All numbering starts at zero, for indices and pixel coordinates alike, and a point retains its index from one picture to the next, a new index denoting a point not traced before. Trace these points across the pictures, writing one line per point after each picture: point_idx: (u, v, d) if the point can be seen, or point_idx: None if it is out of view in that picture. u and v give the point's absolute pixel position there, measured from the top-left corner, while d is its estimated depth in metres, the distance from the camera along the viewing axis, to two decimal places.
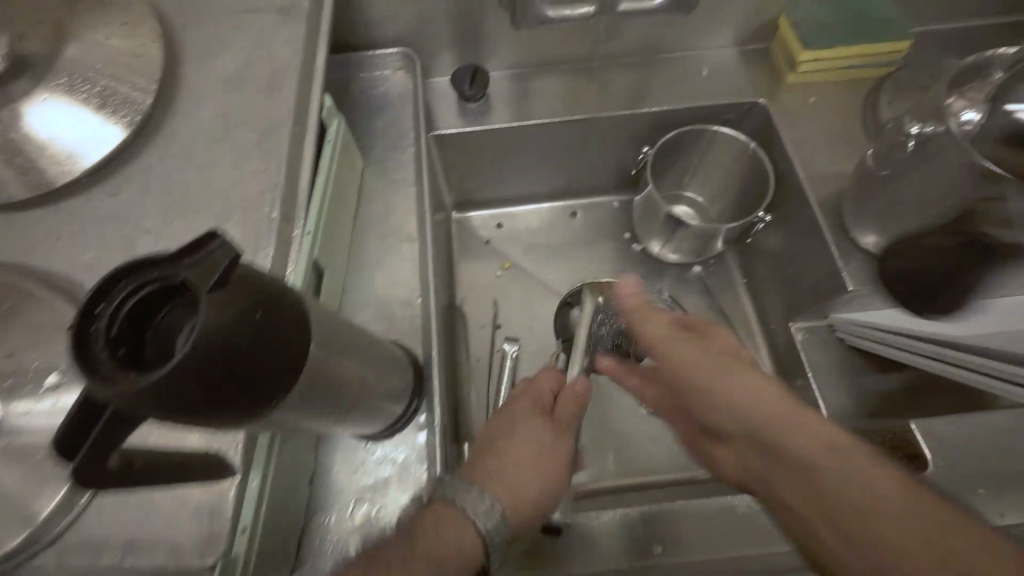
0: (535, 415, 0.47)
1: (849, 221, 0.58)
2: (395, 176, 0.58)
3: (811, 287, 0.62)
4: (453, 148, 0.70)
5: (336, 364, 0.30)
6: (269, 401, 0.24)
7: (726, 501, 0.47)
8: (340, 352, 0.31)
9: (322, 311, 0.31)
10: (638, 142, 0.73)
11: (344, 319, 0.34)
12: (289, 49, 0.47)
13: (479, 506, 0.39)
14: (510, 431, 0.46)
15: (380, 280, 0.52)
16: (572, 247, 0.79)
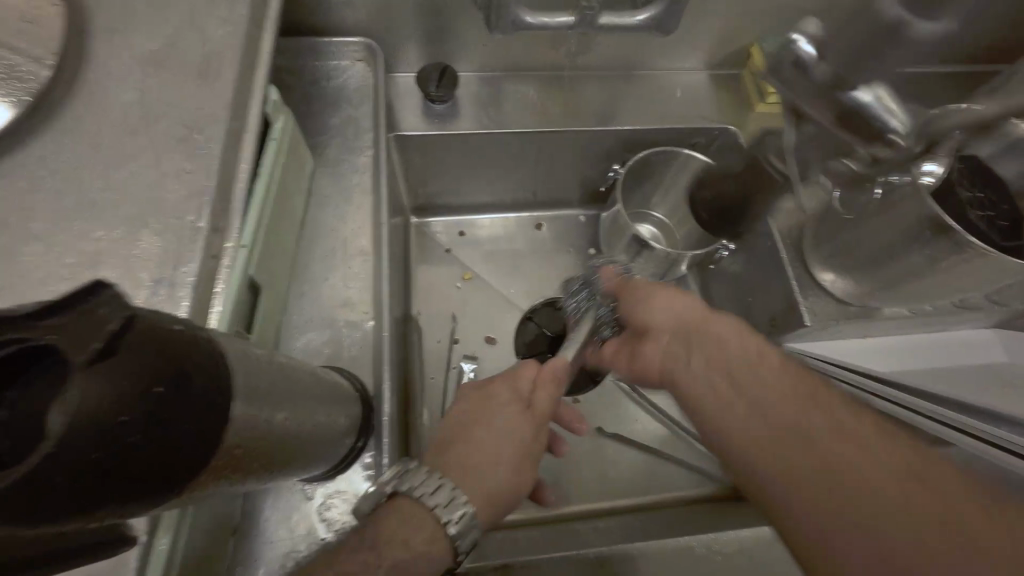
0: (511, 398, 0.43)
1: (807, 255, 0.59)
2: (349, 181, 0.53)
3: (767, 317, 0.63)
4: (414, 150, 0.66)
5: (270, 418, 0.26)
6: (177, 487, 0.19)
7: (681, 542, 0.46)
8: (275, 403, 0.27)
9: (253, 353, 0.26)
10: (607, 158, 0.71)
11: (280, 359, 0.30)
12: (226, 30, 0.40)
13: (441, 497, 0.36)
14: (484, 422, 0.41)
15: (329, 298, 0.47)
16: (535, 260, 0.76)
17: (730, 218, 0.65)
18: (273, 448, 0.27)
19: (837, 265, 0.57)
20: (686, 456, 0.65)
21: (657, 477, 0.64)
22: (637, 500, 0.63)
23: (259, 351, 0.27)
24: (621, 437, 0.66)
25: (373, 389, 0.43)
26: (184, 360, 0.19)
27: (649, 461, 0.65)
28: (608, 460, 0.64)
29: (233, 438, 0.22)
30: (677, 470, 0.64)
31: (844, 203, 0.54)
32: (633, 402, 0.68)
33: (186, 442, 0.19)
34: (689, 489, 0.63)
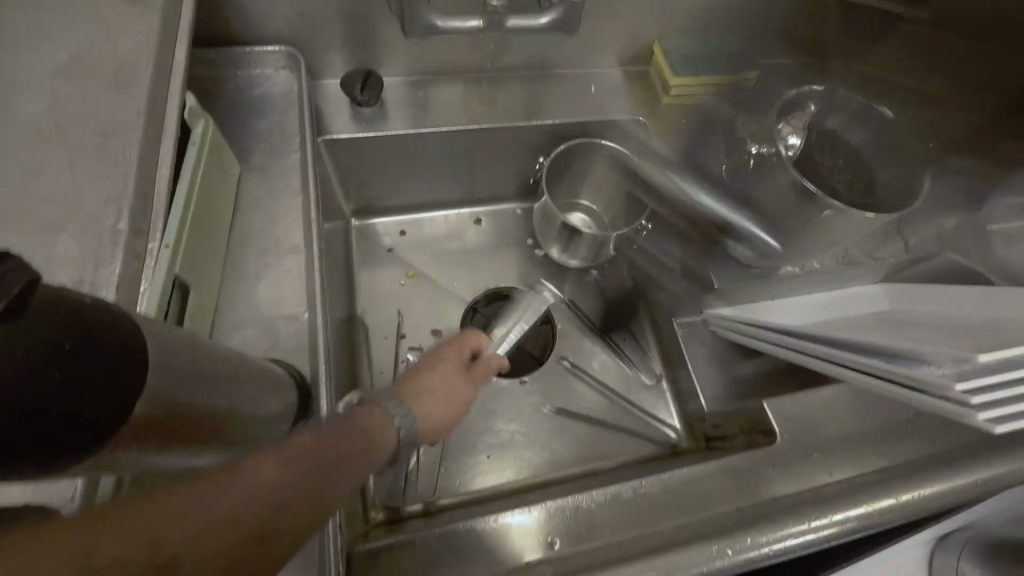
0: (454, 357, 0.53)
1: (713, 227, 0.65)
2: (277, 183, 0.54)
3: (687, 287, 0.69)
4: (347, 154, 0.68)
5: (194, 391, 0.28)
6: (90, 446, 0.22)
7: (614, 492, 0.49)
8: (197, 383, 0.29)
9: (175, 334, 0.29)
10: (535, 152, 0.76)
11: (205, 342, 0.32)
12: (137, 40, 0.42)
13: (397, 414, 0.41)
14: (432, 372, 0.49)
15: (262, 294, 0.48)
16: (477, 253, 0.81)
17: (647, 201, 0.71)
18: (194, 421, 0.29)
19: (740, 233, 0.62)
20: (626, 422, 0.71)
21: (602, 444, 0.69)
22: (579, 468, 0.67)
23: (181, 333, 0.29)
24: (567, 411, 0.71)
25: (309, 376, 0.45)
26: (99, 329, 0.22)
27: (596, 432, 0.70)
28: (554, 433, 0.69)
29: (155, 404, 0.25)
30: (618, 436, 0.70)
31: None
32: (573, 377, 0.73)
33: (101, 401, 0.21)
34: (631, 452, 0.69)
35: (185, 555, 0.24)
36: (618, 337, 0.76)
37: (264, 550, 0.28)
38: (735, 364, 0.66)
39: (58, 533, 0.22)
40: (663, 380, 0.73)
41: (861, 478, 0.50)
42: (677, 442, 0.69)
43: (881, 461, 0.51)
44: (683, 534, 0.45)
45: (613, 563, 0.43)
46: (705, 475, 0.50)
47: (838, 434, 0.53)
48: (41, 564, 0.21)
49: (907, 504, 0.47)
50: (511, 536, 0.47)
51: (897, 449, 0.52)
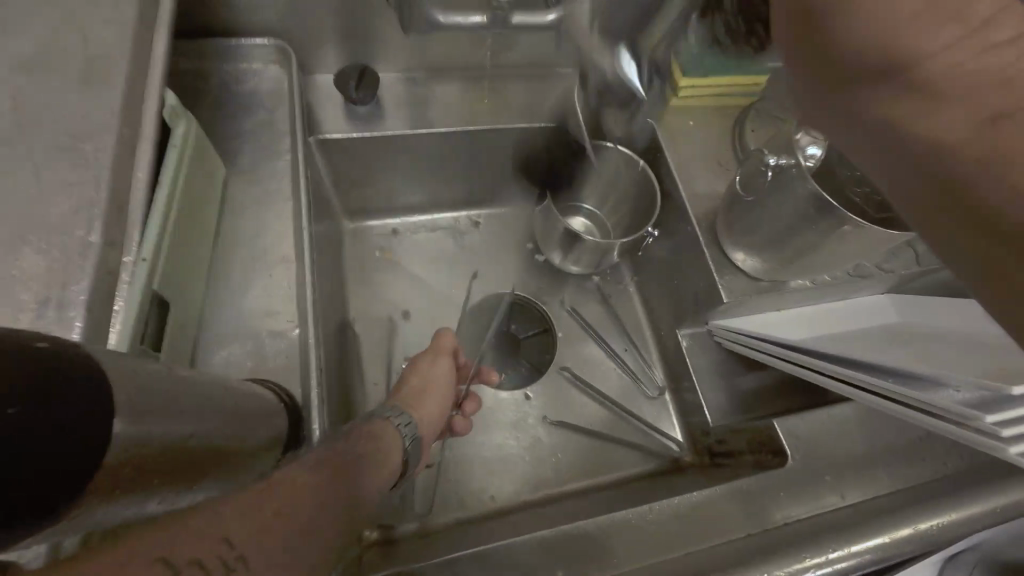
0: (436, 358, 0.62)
1: (721, 237, 0.62)
2: (266, 187, 0.51)
3: (692, 297, 0.66)
4: (339, 154, 0.65)
5: (173, 433, 0.26)
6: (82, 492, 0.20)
7: (619, 518, 0.47)
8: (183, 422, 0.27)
9: (158, 369, 0.26)
10: (536, 155, 0.73)
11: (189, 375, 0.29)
12: (110, 32, 0.38)
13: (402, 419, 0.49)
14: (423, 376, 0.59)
15: (249, 308, 0.45)
16: (476, 258, 0.78)
17: (652, 208, 0.68)
18: (177, 460, 0.27)
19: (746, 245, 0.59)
20: (628, 435, 0.69)
21: (602, 457, 0.67)
22: (580, 484, 0.66)
23: (159, 368, 0.27)
24: (568, 424, 0.69)
25: (300, 399, 0.42)
26: (58, 362, 0.20)
27: (597, 445, 0.68)
28: (554, 446, 0.67)
29: (141, 444, 0.23)
30: (621, 451, 0.68)
31: (746, 188, 0.58)
32: (574, 388, 0.71)
33: (80, 438, 0.20)
34: (633, 467, 0.67)
35: (249, 552, 0.29)
36: (620, 347, 0.74)
37: (310, 543, 0.33)
38: (738, 377, 0.62)
39: (144, 544, 0.25)
40: (666, 391, 0.71)
41: (874, 502, 0.48)
42: (680, 457, 0.68)
43: (895, 484, 0.50)
44: (691, 565, 0.44)
45: None
46: (713, 499, 0.49)
47: (851, 456, 0.51)
48: (134, 565, 0.24)
49: (923, 531, 0.46)
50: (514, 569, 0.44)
51: (911, 472, 0.50)
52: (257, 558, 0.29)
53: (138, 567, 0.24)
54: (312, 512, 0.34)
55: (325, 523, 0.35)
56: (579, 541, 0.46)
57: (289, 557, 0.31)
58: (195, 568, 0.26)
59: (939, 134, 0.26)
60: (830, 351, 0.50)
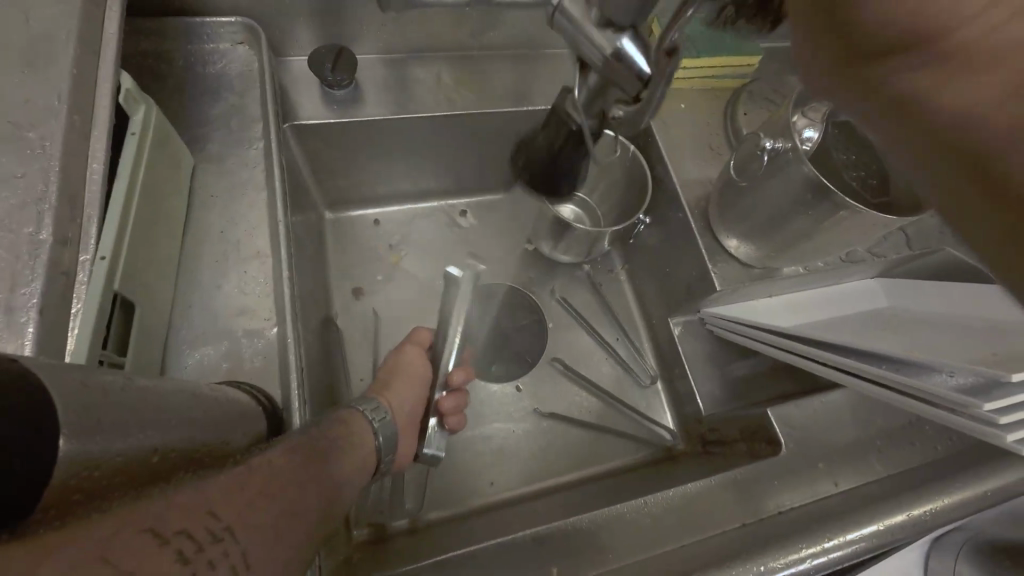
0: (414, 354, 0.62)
1: (714, 222, 0.61)
2: (237, 176, 0.48)
3: (684, 285, 0.65)
4: (317, 141, 0.62)
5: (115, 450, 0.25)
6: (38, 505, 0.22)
7: (613, 512, 0.47)
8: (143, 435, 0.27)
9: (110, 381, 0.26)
10: (523, 140, 0.71)
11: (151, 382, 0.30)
12: (55, 8, 0.35)
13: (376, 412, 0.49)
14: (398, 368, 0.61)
15: (222, 306, 0.42)
16: (463, 248, 0.76)
17: (643, 195, 0.66)
18: (136, 474, 0.26)
19: (739, 232, 0.58)
20: (621, 424, 0.68)
21: (595, 448, 0.67)
22: (572, 476, 0.65)
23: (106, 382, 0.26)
24: (560, 415, 0.68)
25: (280, 401, 0.40)
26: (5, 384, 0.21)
27: (590, 435, 0.67)
28: (547, 438, 0.67)
29: (96, 456, 0.24)
30: (613, 441, 0.67)
31: (739, 172, 0.56)
32: (565, 379, 0.70)
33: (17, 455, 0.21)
34: (626, 456, 0.66)
35: (235, 525, 0.27)
36: (610, 336, 0.73)
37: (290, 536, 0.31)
38: (731, 364, 0.62)
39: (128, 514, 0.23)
40: (658, 380, 0.71)
41: (868, 490, 0.48)
42: (672, 445, 0.67)
43: (887, 470, 0.50)
44: (686, 557, 0.43)
45: None
46: (707, 490, 0.48)
47: (844, 444, 0.51)
48: (116, 542, 0.22)
49: (915, 518, 0.46)
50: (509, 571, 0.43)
51: (904, 458, 0.50)
52: (246, 532, 0.28)
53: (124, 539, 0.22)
54: (295, 501, 0.33)
55: (308, 509, 0.33)
56: (576, 538, 0.45)
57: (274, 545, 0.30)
58: (184, 538, 0.24)
59: (948, 116, 0.22)
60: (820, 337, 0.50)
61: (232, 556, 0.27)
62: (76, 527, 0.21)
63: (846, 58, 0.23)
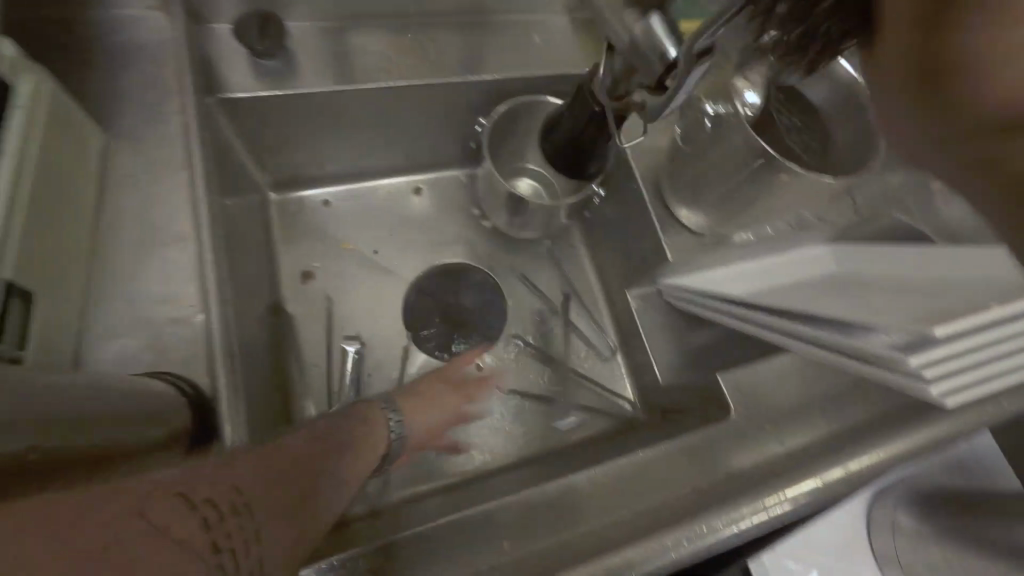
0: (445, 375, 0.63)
1: (665, 192, 0.61)
2: (155, 154, 0.44)
3: (639, 257, 0.65)
4: (251, 117, 0.58)
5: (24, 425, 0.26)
6: None
7: (566, 483, 0.47)
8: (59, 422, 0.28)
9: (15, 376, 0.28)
10: (474, 113, 0.69)
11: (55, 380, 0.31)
12: None
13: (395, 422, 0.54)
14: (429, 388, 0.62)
15: (143, 292, 0.40)
16: (419, 227, 0.75)
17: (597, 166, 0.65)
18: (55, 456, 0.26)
19: (690, 200, 0.59)
20: (582, 397, 0.69)
21: (558, 421, 0.67)
22: (534, 451, 0.65)
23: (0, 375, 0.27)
24: (522, 391, 0.68)
25: (208, 389, 0.38)
26: None
27: (551, 409, 0.68)
28: (510, 414, 0.67)
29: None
30: (575, 414, 0.68)
31: (687, 139, 0.56)
32: (526, 356, 0.70)
33: None
34: (588, 428, 0.67)
35: (253, 504, 0.31)
36: (570, 311, 0.73)
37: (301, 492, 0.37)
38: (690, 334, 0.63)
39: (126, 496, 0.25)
40: (618, 352, 0.71)
41: (810, 448, 0.50)
42: (632, 415, 0.68)
43: (831, 429, 0.51)
44: (632, 523, 0.44)
45: (564, 563, 0.41)
46: (658, 456, 0.49)
47: (789, 405, 0.52)
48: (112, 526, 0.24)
49: (853, 472, 0.48)
50: (461, 549, 0.43)
51: (847, 416, 0.52)
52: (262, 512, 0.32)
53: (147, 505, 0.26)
54: (297, 474, 0.37)
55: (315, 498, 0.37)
56: (526, 514, 0.45)
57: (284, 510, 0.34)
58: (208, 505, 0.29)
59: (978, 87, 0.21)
60: (765, 302, 0.50)
61: (248, 531, 0.30)
62: (13, 509, 0.22)
63: (923, 77, 0.22)
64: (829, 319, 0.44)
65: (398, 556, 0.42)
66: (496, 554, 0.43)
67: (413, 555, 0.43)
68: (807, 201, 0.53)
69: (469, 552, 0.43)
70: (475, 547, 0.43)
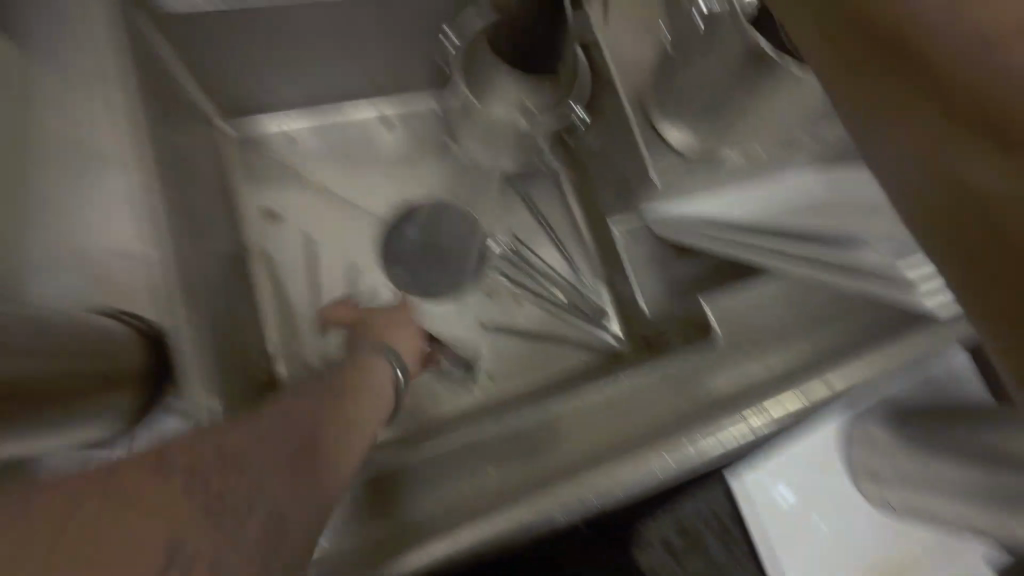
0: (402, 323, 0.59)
1: (651, 110, 0.56)
2: (72, 70, 0.39)
3: (620, 185, 0.62)
4: (187, 33, 0.52)
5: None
6: None
7: (551, 410, 0.47)
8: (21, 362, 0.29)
9: None
10: (442, 28, 0.62)
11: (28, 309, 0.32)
12: None
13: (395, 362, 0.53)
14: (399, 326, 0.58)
15: (86, 224, 0.38)
16: (389, 161, 0.71)
17: (578, 84, 0.60)
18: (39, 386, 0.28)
19: (678, 117, 0.54)
20: (566, 331, 0.68)
21: (544, 355, 0.67)
22: (518, 386, 0.65)
23: None
24: (506, 326, 0.68)
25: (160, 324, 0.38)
26: None
27: (534, 343, 0.67)
28: (495, 350, 0.66)
29: None
30: (560, 348, 0.67)
31: (675, 47, 0.51)
32: (510, 291, 0.69)
33: None
34: (573, 361, 0.67)
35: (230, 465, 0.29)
36: (552, 245, 0.71)
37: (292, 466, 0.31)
38: (673, 263, 0.62)
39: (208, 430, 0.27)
40: (602, 283, 0.69)
41: (790, 368, 0.50)
42: (617, 348, 0.67)
43: (813, 348, 0.51)
44: (610, 448, 0.45)
45: (534, 486, 0.42)
46: (642, 383, 0.49)
47: (774, 327, 0.51)
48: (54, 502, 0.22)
49: (834, 389, 0.48)
50: (446, 478, 0.43)
51: (833, 335, 0.51)
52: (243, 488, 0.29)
53: (111, 477, 0.24)
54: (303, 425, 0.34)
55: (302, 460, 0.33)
56: (508, 444, 0.45)
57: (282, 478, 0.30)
58: (188, 458, 0.27)
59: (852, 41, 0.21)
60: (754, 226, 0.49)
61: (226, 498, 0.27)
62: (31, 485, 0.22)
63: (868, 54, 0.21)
64: (825, 235, 0.43)
65: (387, 489, 0.42)
66: (484, 485, 0.43)
67: (402, 485, 0.43)
68: (801, 112, 0.49)
69: (458, 482, 0.43)
70: (465, 477, 0.43)
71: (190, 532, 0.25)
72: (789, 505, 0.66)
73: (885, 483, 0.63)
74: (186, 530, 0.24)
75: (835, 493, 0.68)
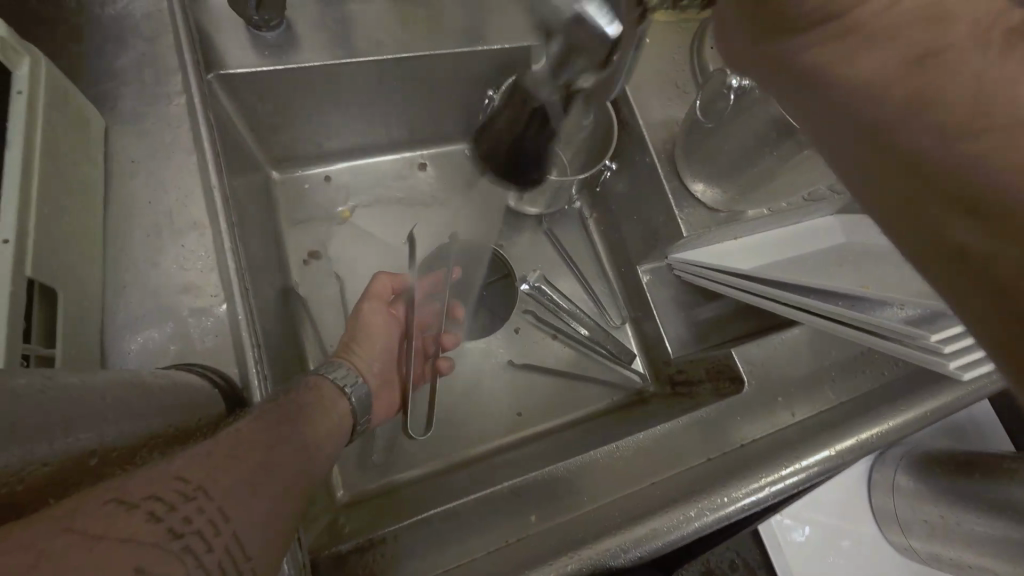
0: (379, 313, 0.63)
1: (680, 165, 0.59)
2: (157, 139, 0.43)
3: (647, 233, 0.65)
4: (249, 94, 0.56)
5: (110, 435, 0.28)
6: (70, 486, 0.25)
7: (586, 457, 0.49)
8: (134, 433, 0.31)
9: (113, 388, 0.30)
10: (480, 84, 0.66)
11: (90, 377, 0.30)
12: None
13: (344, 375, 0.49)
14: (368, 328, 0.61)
15: (162, 283, 0.39)
16: (424, 203, 0.74)
17: (608, 138, 0.63)
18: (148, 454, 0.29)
19: (706, 174, 0.57)
20: (592, 369, 0.70)
21: (571, 393, 0.68)
22: (548, 423, 0.67)
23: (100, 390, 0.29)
24: (535, 363, 0.69)
25: (240, 381, 0.39)
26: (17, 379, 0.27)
27: (562, 381, 0.69)
28: (523, 388, 0.68)
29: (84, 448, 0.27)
30: (586, 387, 0.69)
31: (704, 111, 0.54)
32: (538, 328, 0.71)
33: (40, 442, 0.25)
34: (600, 399, 0.68)
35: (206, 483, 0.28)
36: (579, 285, 0.73)
37: (264, 493, 0.30)
38: (699, 308, 0.64)
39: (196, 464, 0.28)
40: (627, 324, 0.72)
41: (819, 417, 0.52)
42: (642, 388, 0.69)
43: (838, 398, 0.53)
44: (655, 493, 0.46)
45: (589, 537, 0.42)
46: (673, 430, 0.51)
47: (801, 376, 0.54)
48: (82, 513, 0.22)
49: (862, 440, 0.49)
50: (488, 525, 0.45)
51: (857, 386, 0.53)
52: (234, 511, 0.28)
53: (87, 516, 0.22)
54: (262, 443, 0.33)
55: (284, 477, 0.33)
56: (547, 492, 0.46)
57: (253, 504, 0.29)
58: (154, 500, 0.25)
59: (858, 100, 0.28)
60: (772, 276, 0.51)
61: (210, 511, 0.27)
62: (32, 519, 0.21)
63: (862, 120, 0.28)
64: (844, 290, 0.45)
65: (433, 534, 0.44)
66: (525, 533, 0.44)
67: (446, 531, 0.44)
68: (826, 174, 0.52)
69: (500, 529, 0.44)
70: (506, 525, 0.45)
71: (157, 561, 0.23)
72: (816, 549, 0.66)
73: (911, 530, 0.63)
74: (154, 562, 0.23)
75: (860, 537, 0.68)
